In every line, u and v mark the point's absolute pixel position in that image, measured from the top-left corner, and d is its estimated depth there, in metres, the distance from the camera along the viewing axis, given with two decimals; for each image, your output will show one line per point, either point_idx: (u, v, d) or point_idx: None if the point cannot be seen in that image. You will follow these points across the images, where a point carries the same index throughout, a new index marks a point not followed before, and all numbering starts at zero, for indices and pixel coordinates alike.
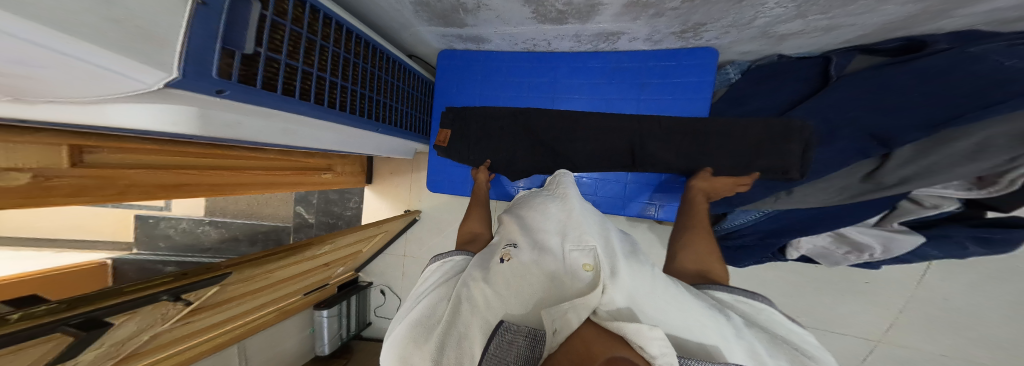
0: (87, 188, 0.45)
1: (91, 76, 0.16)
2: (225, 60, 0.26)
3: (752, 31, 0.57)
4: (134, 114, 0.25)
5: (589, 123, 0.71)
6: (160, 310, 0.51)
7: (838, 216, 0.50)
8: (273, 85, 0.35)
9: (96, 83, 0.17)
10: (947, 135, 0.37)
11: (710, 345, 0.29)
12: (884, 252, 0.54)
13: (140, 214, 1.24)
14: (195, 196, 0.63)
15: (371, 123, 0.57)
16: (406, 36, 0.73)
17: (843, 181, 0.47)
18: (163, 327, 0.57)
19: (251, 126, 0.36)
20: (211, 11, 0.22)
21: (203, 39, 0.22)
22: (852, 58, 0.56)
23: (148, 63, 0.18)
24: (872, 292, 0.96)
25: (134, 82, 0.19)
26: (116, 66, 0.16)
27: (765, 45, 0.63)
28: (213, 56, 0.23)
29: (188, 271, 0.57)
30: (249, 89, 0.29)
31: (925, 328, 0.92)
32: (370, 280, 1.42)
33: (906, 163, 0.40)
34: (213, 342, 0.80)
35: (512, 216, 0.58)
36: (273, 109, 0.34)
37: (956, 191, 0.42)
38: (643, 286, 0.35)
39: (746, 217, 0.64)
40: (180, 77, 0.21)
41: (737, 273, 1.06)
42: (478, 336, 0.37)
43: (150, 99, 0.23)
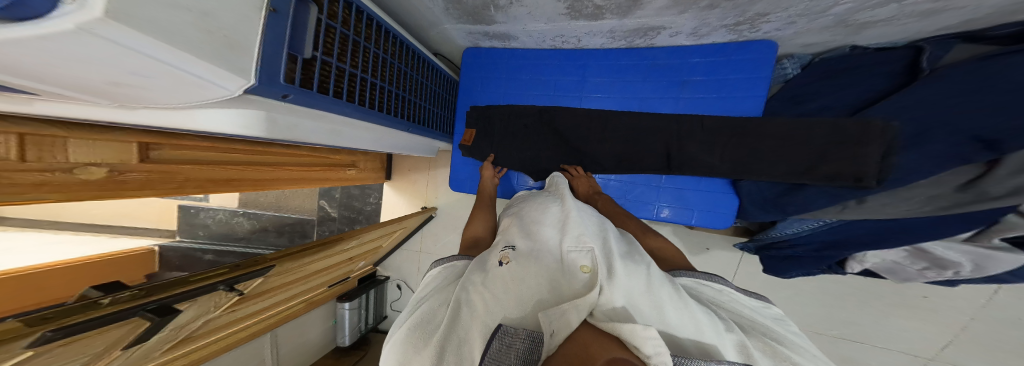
0: (150, 181, 0.49)
1: (187, 85, 0.18)
2: (290, 65, 0.27)
3: (825, 20, 0.52)
4: (214, 120, 0.26)
5: (623, 124, 0.69)
6: (212, 299, 0.54)
7: (928, 229, 0.44)
8: (325, 88, 0.35)
9: (192, 92, 0.19)
10: None
11: (706, 344, 0.32)
12: (973, 270, 0.47)
13: (181, 204, 1.34)
14: (240, 191, 0.66)
15: (402, 123, 0.57)
16: (434, 34, 0.73)
17: (935, 190, 0.41)
18: (214, 313, 0.60)
19: (306, 128, 0.36)
20: (279, 18, 0.22)
21: (273, 43, 0.22)
22: (950, 49, 0.48)
23: (234, 72, 0.19)
24: (931, 312, 0.86)
25: (221, 91, 0.20)
26: (208, 75, 0.17)
27: (836, 35, 0.57)
28: (280, 61, 0.23)
29: (240, 263, 0.60)
30: (307, 92, 0.29)
31: (993, 353, 0.82)
32: (387, 274, 1.46)
33: (1018, 171, 0.35)
34: (252, 329, 0.84)
35: (511, 217, 0.57)
36: (325, 111, 0.35)
37: None
38: (638, 288, 0.36)
39: (802, 226, 0.58)
40: (255, 83, 0.21)
41: (772, 284, 0.98)
42: (479, 339, 0.36)
43: (229, 105, 0.24)
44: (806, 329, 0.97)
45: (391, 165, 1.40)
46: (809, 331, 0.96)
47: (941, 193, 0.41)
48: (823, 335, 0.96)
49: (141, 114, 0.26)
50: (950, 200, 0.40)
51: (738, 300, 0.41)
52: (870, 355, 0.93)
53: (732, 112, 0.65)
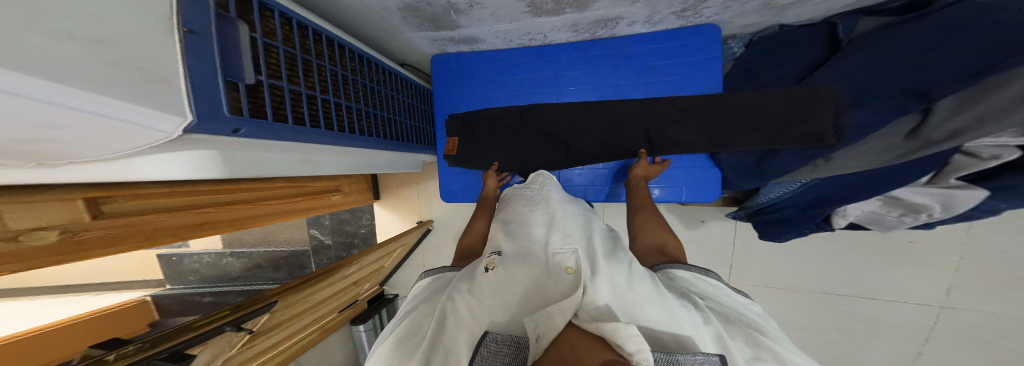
0: (119, 237, 0.47)
1: (110, 132, 0.17)
2: (232, 94, 0.26)
3: (753, 5, 0.54)
4: (164, 165, 0.24)
5: (602, 113, 0.68)
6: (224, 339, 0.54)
7: (886, 179, 0.46)
8: (283, 114, 0.34)
9: (122, 140, 0.18)
10: (993, 82, 0.35)
11: (684, 336, 0.31)
12: (943, 212, 0.49)
13: (161, 254, 1.28)
14: (218, 233, 0.63)
15: (380, 143, 0.56)
16: (396, 44, 0.72)
17: (886, 142, 0.44)
18: (233, 351, 0.59)
19: (273, 161, 0.35)
20: (200, 40, 0.22)
21: (202, 72, 0.22)
22: (857, 21, 0.53)
23: (159, 107, 0.18)
24: (920, 253, 0.89)
25: (154, 133, 0.19)
26: (131, 116, 0.16)
27: (765, 17, 0.59)
28: (217, 91, 0.23)
29: (242, 303, 0.59)
30: (261, 122, 0.28)
31: (987, 287, 0.85)
32: (395, 292, 1.42)
33: (953, 115, 0.38)
34: (284, 355, 0.85)
35: (497, 220, 0.55)
36: (288, 140, 0.33)
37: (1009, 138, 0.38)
38: (621, 285, 0.35)
39: (782, 189, 0.59)
40: (193, 118, 0.20)
41: (770, 248, 1.01)
42: (465, 349, 0.34)
43: (177, 147, 0.23)
44: (808, 286, 1.00)
45: (379, 184, 1.37)
46: (812, 288, 1.00)
47: (896, 142, 0.43)
48: (825, 290, 0.99)
49: (75, 173, 0.24)
50: (902, 149, 0.42)
51: (727, 294, 0.40)
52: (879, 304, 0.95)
53: (700, 89, 0.67)
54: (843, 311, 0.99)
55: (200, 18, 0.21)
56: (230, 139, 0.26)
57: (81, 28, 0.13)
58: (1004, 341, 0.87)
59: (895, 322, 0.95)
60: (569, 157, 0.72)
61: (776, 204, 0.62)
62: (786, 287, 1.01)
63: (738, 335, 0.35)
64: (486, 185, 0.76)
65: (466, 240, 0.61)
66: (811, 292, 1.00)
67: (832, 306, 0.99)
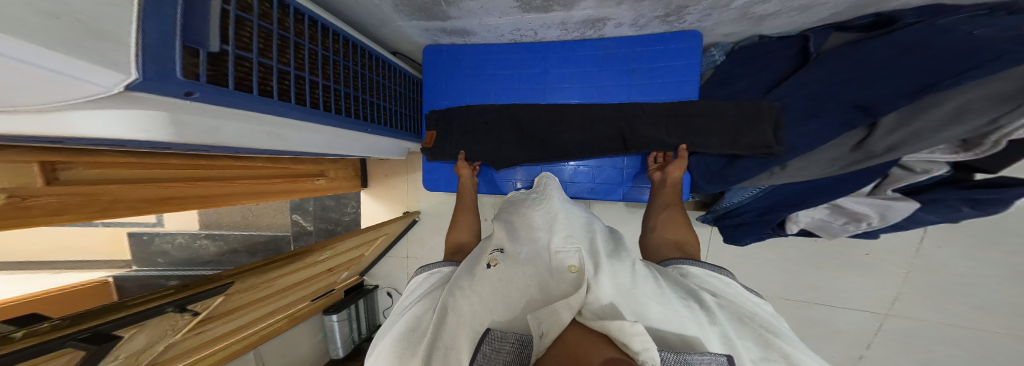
0: (68, 206, 0.45)
1: (29, 78, 0.16)
2: (190, 60, 0.26)
3: (731, 13, 0.57)
4: (99, 123, 0.23)
5: (579, 114, 0.70)
6: (167, 322, 0.52)
7: (832, 188, 0.50)
8: (247, 85, 0.34)
9: (50, 89, 0.17)
10: (926, 102, 0.37)
11: (691, 337, 0.31)
12: (880, 220, 0.54)
13: (132, 232, 1.22)
14: (184, 209, 0.61)
15: (358, 124, 0.55)
16: (388, 32, 0.71)
17: (834, 153, 0.47)
18: (176, 338, 0.58)
19: (230, 129, 0.34)
20: (165, 5, 0.21)
21: (159, 36, 0.21)
22: (829, 35, 0.56)
23: (100, 63, 0.17)
24: (874, 264, 0.96)
25: (89, 85, 0.18)
26: (68, 68, 0.16)
27: (744, 27, 0.63)
28: (174, 55, 0.23)
29: (189, 283, 0.56)
30: (219, 89, 0.28)
31: (929, 297, 0.92)
32: (376, 283, 1.41)
33: (891, 130, 0.40)
34: (231, 349, 0.83)
35: (501, 223, 0.57)
36: (249, 111, 0.33)
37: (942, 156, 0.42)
38: (625, 283, 0.35)
39: (743, 194, 0.63)
40: (139, 77, 0.20)
41: (740, 253, 1.07)
42: (467, 347, 0.36)
43: (115, 105, 0.22)
44: (771, 291, 1.06)
45: (367, 172, 1.36)
46: (775, 293, 1.06)
47: (841, 154, 0.46)
48: (787, 295, 1.05)
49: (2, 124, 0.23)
50: (847, 160, 0.46)
51: (737, 288, 0.43)
52: (834, 310, 1.02)
53: (678, 96, 0.69)
54: (801, 315, 1.05)
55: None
56: (181, 101, 0.25)
57: None
58: (939, 347, 0.95)
59: (846, 326, 1.02)
60: (544, 153, 0.74)
61: (738, 208, 0.66)
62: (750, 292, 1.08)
63: (746, 336, 0.35)
64: (462, 175, 0.79)
65: (454, 236, 0.65)
66: (774, 298, 1.07)
67: (791, 310, 1.06)
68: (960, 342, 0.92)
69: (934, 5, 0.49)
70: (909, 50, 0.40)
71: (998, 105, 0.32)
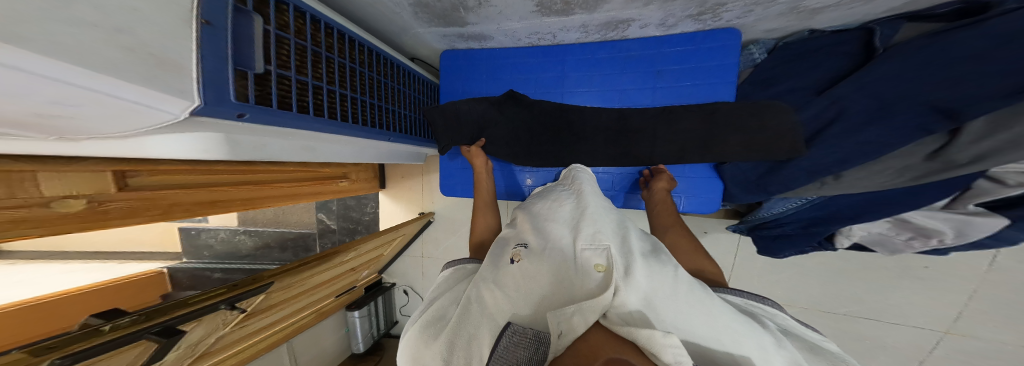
0: (135, 210, 0.49)
1: (123, 111, 0.18)
2: (240, 82, 0.28)
3: (777, 9, 0.52)
4: (171, 144, 0.26)
5: (614, 125, 0.71)
6: (219, 317, 0.55)
7: (899, 200, 0.44)
8: (287, 103, 0.36)
9: (133, 119, 0.20)
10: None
11: (740, 357, 0.29)
12: (955, 237, 0.48)
13: (183, 226, 1.34)
14: (229, 211, 0.67)
15: (381, 133, 0.57)
16: (407, 39, 0.72)
17: (904, 161, 0.42)
18: (225, 331, 0.63)
19: (274, 145, 0.37)
20: (216, 30, 0.23)
21: (215, 61, 0.23)
22: (899, 27, 0.49)
23: (169, 92, 0.19)
24: (936, 279, 0.85)
25: (160, 112, 0.20)
26: (143, 99, 0.18)
27: (792, 21, 0.57)
28: (228, 78, 0.24)
29: (239, 283, 0.60)
30: (266, 109, 0.30)
31: (1001, 317, 0.81)
32: (393, 280, 1.46)
33: (980, 138, 0.35)
34: (267, 341, 0.88)
35: (525, 213, 0.58)
36: (291, 128, 0.35)
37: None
38: (662, 290, 0.33)
39: (786, 205, 0.58)
40: (200, 103, 0.22)
41: (774, 262, 0.98)
42: (486, 338, 0.37)
43: (181, 129, 0.24)
44: (808, 303, 0.97)
45: (384, 174, 1.40)
46: (813, 306, 0.97)
47: (913, 163, 0.41)
48: (827, 307, 0.96)
49: (87, 146, 0.25)
50: (920, 170, 0.41)
51: (793, 325, 0.38)
52: (883, 330, 0.92)
53: (709, 99, 0.66)
54: (846, 332, 0.96)
55: (218, 11, 0.22)
56: (236, 123, 0.27)
57: (106, 19, 0.15)
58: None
59: (898, 346, 0.92)
60: (560, 157, 0.75)
61: (777, 220, 0.62)
62: (786, 305, 0.99)
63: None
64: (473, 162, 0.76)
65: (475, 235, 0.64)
66: (809, 311, 0.98)
67: (833, 326, 0.96)
68: None
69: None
70: None
71: None
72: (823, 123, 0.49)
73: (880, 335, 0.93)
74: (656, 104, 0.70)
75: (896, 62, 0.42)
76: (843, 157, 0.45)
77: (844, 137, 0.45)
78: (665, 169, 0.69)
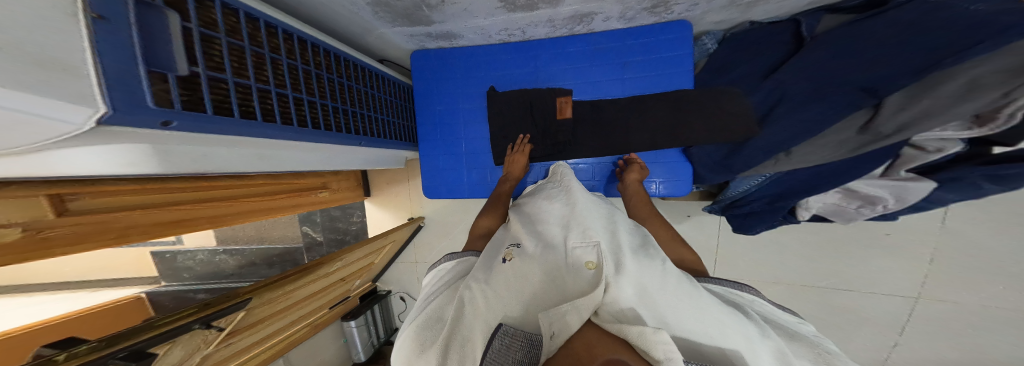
0: (86, 234, 0.46)
1: (18, 121, 0.17)
2: (159, 85, 0.24)
3: (719, 1, 0.55)
4: (89, 157, 0.24)
5: (590, 117, 0.72)
6: (198, 337, 0.53)
7: (841, 171, 0.47)
8: (226, 109, 0.33)
9: (23, 131, 0.18)
10: (932, 81, 0.36)
11: (730, 350, 0.29)
12: (897, 202, 0.51)
13: (155, 250, 1.26)
14: (196, 230, 0.64)
15: (352, 138, 0.55)
16: (372, 39, 0.70)
17: (841, 136, 0.45)
18: (210, 349, 0.60)
19: (219, 155, 0.35)
20: (115, 26, 0.19)
21: (121, 63, 0.20)
22: (822, 18, 0.54)
23: (66, 98, 0.17)
24: (896, 243, 0.91)
25: (58, 122, 0.18)
26: (34, 107, 0.16)
27: (734, 14, 0.60)
28: (140, 80, 0.22)
29: (210, 301, 0.57)
30: (198, 115, 0.27)
31: (958, 277, 0.87)
32: (389, 288, 1.43)
33: (901, 109, 0.38)
34: (265, 354, 0.88)
35: (517, 214, 0.59)
36: (236, 135, 0.33)
37: (954, 133, 0.41)
38: (652, 284, 0.34)
39: (748, 183, 0.62)
40: (109, 110, 0.20)
41: (754, 239, 1.03)
42: (479, 341, 0.36)
43: (95, 140, 0.22)
44: (789, 277, 1.03)
45: (369, 182, 1.37)
46: (794, 280, 1.03)
47: (850, 137, 0.44)
48: (806, 280, 1.01)
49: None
50: (856, 143, 0.43)
51: (767, 310, 0.41)
52: (859, 297, 0.97)
53: (672, 86, 0.68)
54: (825, 302, 1.01)
55: (114, 5, 0.19)
56: (162, 132, 0.25)
57: None
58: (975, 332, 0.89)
59: (874, 316, 0.97)
60: (549, 149, 0.75)
61: (746, 197, 0.64)
62: (770, 280, 1.03)
63: (801, 355, 0.33)
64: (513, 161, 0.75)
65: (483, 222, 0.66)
66: (790, 285, 1.03)
67: (812, 297, 1.02)
68: (991, 325, 0.87)
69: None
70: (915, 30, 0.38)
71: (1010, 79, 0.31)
72: (770, 105, 0.53)
73: (856, 303, 0.98)
74: (626, 95, 0.71)
75: (822, 51, 0.47)
76: (793, 134, 0.48)
77: (792, 116, 0.48)
78: (637, 158, 0.72)
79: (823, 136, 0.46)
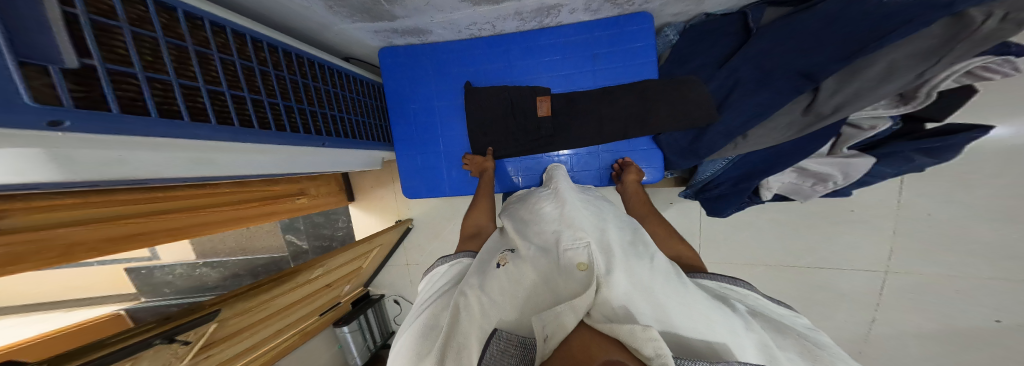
0: (24, 255, 0.40)
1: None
2: (40, 81, 0.20)
3: None
4: None
5: (566, 109, 0.72)
6: (163, 353, 0.51)
7: (794, 150, 0.52)
8: (140, 107, 0.29)
9: None
10: (858, 64, 0.39)
11: (718, 344, 0.30)
12: (844, 178, 0.55)
13: (131, 267, 1.19)
14: (154, 243, 0.60)
15: (312, 139, 0.53)
16: (332, 35, 0.67)
17: (788, 118, 0.48)
18: (183, 364, 0.58)
19: (145, 160, 0.31)
20: None
21: None
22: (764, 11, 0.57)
23: None
24: (860, 220, 0.96)
25: None
26: None
27: (688, 6, 0.62)
28: (10, 74, 0.18)
29: (171, 316, 0.55)
30: (98, 114, 0.23)
31: (923, 252, 0.90)
32: (381, 292, 1.41)
33: (835, 92, 0.42)
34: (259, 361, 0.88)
35: (510, 218, 0.59)
36: (161, 138, 0.30)
37: (885, 110, 0.45)
38: (642, 282, 0.34)
39: (715, 166, 0.64)
40: None
41: (732, 222, 1.08)
42: (476, 346, 0.36)
43: None
44: (767, 257, 1.07)
45: (352, 186, 1.34)
46: (772, 261, 1.07)
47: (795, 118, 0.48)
48: (783, 260, 1.06)
49: None
50: (801, 123, 0.47)
51: (763, 305, 0.40)
52: (834, 274, 1.02)
53: (637, 77, 0.69)
54: (804, 279, 1.06)
55: None
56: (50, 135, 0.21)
57: None
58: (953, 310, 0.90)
59: (850, 290, 1.02)
60: (526, 144, 0.76)
61: (713, 180, 0.67)
62: (751, 260, 1.08)
63: (789, 346, 0.33)
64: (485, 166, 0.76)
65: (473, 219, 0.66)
66: (769, 266, 1.08)
67: (794, 276, 1.07)
68: (966, 299, 0.88)
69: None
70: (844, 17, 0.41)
71: (920, 61, 0.36)
72: (724, 92, 0.56)
73: (830, 279, 1.03)
74: (596, 86, 0.72)
75: (766, 39, 0.50)
76: (744, 119, 0.51)
77: (745, 101, 0.51)
78: (631, 161, 0.73)
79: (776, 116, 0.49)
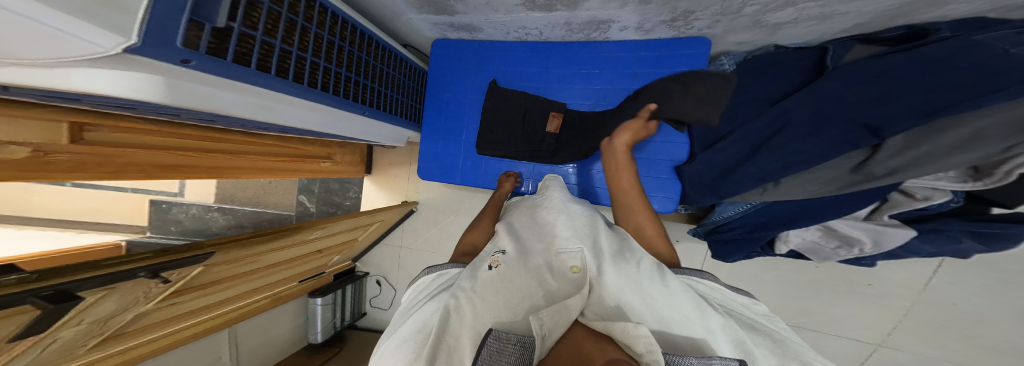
0: (85, 164, 0.45)
1: (39, 37, 0.14)
2: (193, 32, 0.24)
3: (742, 20, 0.57)
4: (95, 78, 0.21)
5: (575, 126, 0.75)
6: (140, 289, 0.54)
7: (825, 208, 0.50)
8: (247, 61, 0.32)
9: (48, 46, 0.15)
10: (941, 124, 0.34)
11: (700, 340, 0.31)
12: (874, 246, 0.55)
13: (155, 199, 1.28)
14: (190, 177, 0.63)
15: (355, 106, 0.55)
16: (400, 25, 0.71)
17: (834, 172, 0.46)
18: (148, 307, 0.62)
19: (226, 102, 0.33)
20: None
21: (167, 7, 0.19)
22: (850, 48, 0.53)
23: (106, 27, 0.15)
24: (875, 296, 0.91)
25: (86, 45, 0.16)
26: (72, 29, 0.14)
27: (758, 34, 0.63)
28: (179, 23, 0.21)
29: (169, 249, 0.58)
30: (218, 61, 0.27)
31: (927, 336, 0.87)
32: (366, 270, 1.45)
33: (895, 153, 0.38)
34: (217, 321, 0.87)
35: (504, 225, 0.56)
36: (248, 84, 0.33)
37: (949, 183, 0.42)
38: (627, 286, 0.36)
39: (736, 208, 0.64)
40: (139, 42, 0.18)
41: (735, 273, 1.03)
42: (469, 349, 0.32)
43: (111, 64, 0.20)
44: None
45: (372, 159, 1.39)
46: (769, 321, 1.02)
47: (840, 174, 0.46)
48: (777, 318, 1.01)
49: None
50: (844, 181, 0.46)
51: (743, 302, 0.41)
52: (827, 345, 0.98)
53: None
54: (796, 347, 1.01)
55: None
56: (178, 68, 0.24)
57: None
58: None
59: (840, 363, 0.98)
60: (531, 152, 0.78)
61: (730, 222, 0.68)
62: None
63: (762, 344, 0.34)
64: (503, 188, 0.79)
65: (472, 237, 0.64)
66: None
67: None
68: None
69: (975, 18, 0.47)
70: (928, 67, 0.35)
71: (1016, 133, 0.30)
72: (770, 133, 0.52)
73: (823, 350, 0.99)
74: None
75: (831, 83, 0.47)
76: (781, 165, 0.49)
77: (786, 147, 0.49)
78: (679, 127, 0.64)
79: (817, 169, 0.47)
